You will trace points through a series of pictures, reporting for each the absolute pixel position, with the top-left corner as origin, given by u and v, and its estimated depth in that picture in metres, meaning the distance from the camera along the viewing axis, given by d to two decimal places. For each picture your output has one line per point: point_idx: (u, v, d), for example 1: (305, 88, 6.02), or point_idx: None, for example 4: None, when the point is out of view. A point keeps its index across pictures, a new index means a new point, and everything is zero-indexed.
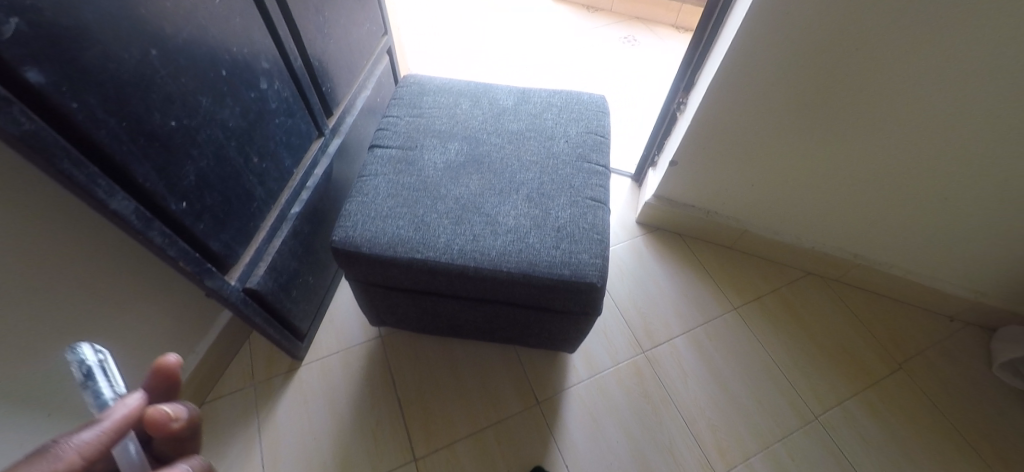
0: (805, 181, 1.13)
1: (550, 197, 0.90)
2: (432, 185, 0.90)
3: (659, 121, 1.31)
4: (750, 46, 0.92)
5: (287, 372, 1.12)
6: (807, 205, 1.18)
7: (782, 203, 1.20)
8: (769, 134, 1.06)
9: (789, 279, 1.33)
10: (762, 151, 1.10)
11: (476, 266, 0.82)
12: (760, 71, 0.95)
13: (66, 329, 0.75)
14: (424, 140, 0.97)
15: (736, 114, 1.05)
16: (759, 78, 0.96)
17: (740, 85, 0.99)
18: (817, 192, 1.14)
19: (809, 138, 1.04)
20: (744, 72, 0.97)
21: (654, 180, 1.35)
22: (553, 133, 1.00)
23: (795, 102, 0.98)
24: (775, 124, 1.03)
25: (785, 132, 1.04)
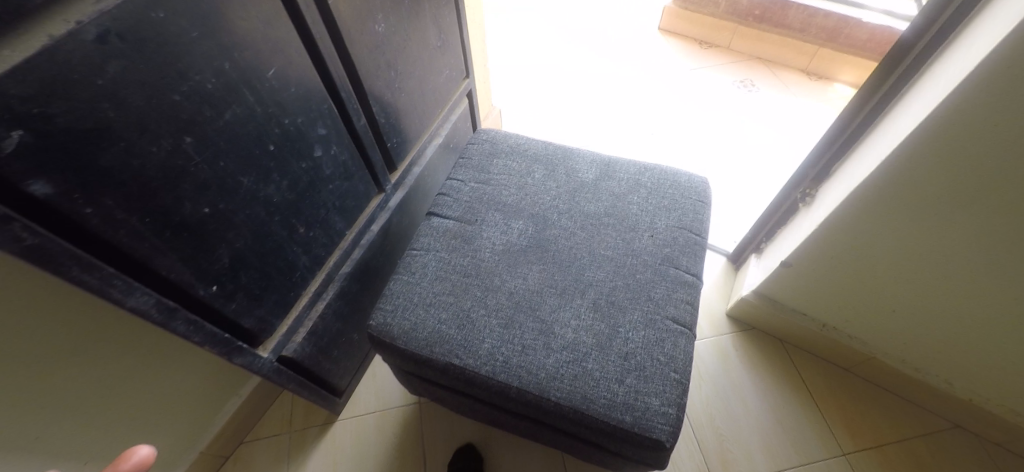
0: (971, 320, 0.86)
1: (622, 310, 0.75)
2: (485, 272, 0.79)
3: (770, 208, 1.09)
4: (919, 158, 0.70)
5: (323, 425, 1.07)
6: (965, 345, 0.91)
7: (930, 336, 0.93)
8: (925, 257, 0.81)
9: (922, 428, 1.06)
10: (911, 274, 0.85)
11: (520, 386, 0.69)
12: (928, 183, 0.72)
13: (106, 383, 0.74)
14: (486, 213, 0.86)
15: (880, 229, 0.82)
16: (928, 190, 0.73)
17: (897, 193, 0.76)
18: (986, 336, 0.87)
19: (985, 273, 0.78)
20: (902, 183, 0.74)
21: (754, 274, 1.13)
22: (637, 222, 0.84)
23: (972, 230, 0.74)
24: (933, 248, 0.79)
25: (948, 260, 0.80)
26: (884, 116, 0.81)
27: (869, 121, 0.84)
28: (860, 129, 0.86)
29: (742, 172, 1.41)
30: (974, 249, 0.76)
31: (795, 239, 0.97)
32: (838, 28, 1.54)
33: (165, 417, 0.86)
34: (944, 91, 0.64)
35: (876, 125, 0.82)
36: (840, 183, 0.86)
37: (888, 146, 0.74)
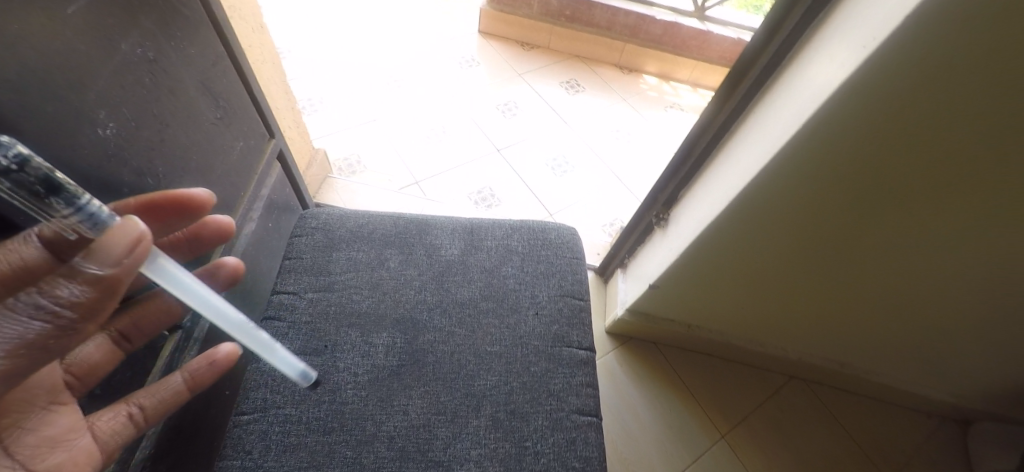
0: (805, 311, 0.97)
1: (526, 419, 0.65)
2: (352, 421, 0.62)
3: (631, 225, 1.11)
4: (760, 198, 0.72)
5: None
6: (803, 327, 1.03)
7: (776, 324, 1.05)
8: (769, 272, 0.88)
9: (772, 390, 1.20)
10: (758, 284, 0.92)
11: None
12: (767, 219, 0.76)
13: None
14: (338, 333, 0.68)
15: (731, 253, 0.86)
16: (769, 224, 0.77)
17: (743, 227, 0.79)
18: (815, 318, 0.99)
19: (821, 277, 0.86)
20: (747, 220, 0.77)
21: (622, 291, 1.16)
22: (518, 302, 0.75)
23: (805, 247, 0.80)
24: (772, 263, 0.86)
25: (787, 270, 0.87)
26: (720, 150, 0.83)
27: (707, 151, 0.86)
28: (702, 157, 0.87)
29: (589, 178, 1.44)
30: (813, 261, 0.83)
31: (657, 263, 0.99)
32: (639, 25, 1.72)
33: None
34: (774, 144, 0.65)
35: (715, 156, 0.84)
36: (692, 213, 0.88)
37: (730, 187, 0.75)
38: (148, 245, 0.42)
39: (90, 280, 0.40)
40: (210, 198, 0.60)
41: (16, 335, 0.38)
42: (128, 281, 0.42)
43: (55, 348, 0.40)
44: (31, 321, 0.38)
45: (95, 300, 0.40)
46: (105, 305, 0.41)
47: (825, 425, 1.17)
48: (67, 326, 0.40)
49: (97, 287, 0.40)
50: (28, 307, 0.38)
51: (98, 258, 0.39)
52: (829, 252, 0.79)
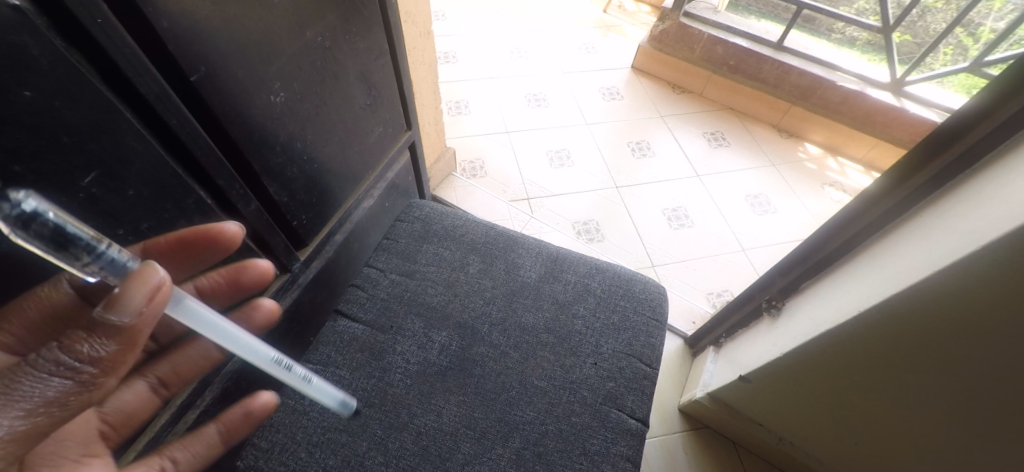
0: None
1: (549, 468, 0.63)
2: (391, 404, 0.65)
3: (735, 303, 1.00)
4: (906, 318, 0.60)
5: None
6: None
7: None
8: (894, 411, 0.72)
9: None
10: (876, 420, 0.76)
11: None
12: (909, 346, 0.63)
13: None
14: (405, 318, 0.72)
15: (845, 369, 0.73)
16: (911, 353, 0.63)
17: (875, 345, 0.66)
18: None
19: (958, 438, 0.68)
20: (878, 336, 0.65)
21: (709, 372, 1.04)
22: (580, 345, 0.72)
23: (941, 393, 0.64)
24: (896, 399, 0.71)
25: (914, 415, 0.71)
26: (864, 250, 0.70)
27: (846, 247, 0.74)
28: (839, 253, 0.75)
29: (705, 238, 1.34)
30: (951, 414, 0.66)
31: (757, 354, 0.88)
32: (812, 88, 1.55)
33: None
34: (939, 262, 0.54)
35: (855, 256, 0.72)
36: (812, 312, 0.76)
37: (868, 295, 0.64)
38: (167, 293, 0.40)
39: (110, 334, 0.39)
40: (240, 232, 0.57)
41: (35, 393, 0.37)
42: (148, 330, 0.40)
43: (75, 402, 0.40)
44: (51, 380, 0.38)
45: (117, 354, 0.39)
46: (125, 359, 0.40)
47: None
48: (88, 381, 0.39)
49: (118, 342, 0.39)
50: (48, 365, 0.38)
51: (119, 309, 0.38)
52: (985, 415, 0.62)
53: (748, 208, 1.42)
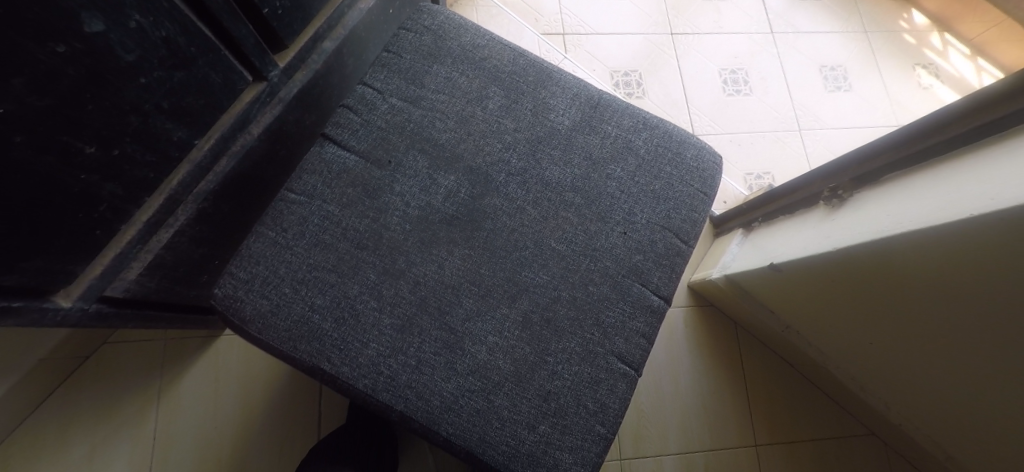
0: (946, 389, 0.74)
1: (557, 334, 0.57)
2: (386, 248, 0.57)
3: (790, 188, 0.87)
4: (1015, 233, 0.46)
5: (204, 338, 0.92)
6: (912, 393, 0.83)
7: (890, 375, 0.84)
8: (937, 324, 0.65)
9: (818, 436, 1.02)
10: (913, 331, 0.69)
11: (407, 413, 0.54)
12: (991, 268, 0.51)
13: None
14: (406, 154, 0.60)
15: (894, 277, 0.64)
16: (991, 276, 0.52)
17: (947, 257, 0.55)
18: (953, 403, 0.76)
19: (974, 371, 0.65)
20: (954, 255, 0.54)
21: (732, 256, 0.96)
22: (610, 209, 0.61)
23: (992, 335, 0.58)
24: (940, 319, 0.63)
25: (944, 342, 0.66)
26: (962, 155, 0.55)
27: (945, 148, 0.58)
28: (931, 151, 0.60)
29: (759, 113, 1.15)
30: (989, 356, 0.61)
31: (799, 243, 0.77)
32: None
33: None
34: None
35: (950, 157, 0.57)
36: (883, 209, 0.63)
37: (949, 210, 0.52)
38: None
39: None
40: None
41: None
42: None
43: None
44: None
45: None
46: None
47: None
48: None
49: None
50: None
51: None
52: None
53: (817, 85, 1.20)
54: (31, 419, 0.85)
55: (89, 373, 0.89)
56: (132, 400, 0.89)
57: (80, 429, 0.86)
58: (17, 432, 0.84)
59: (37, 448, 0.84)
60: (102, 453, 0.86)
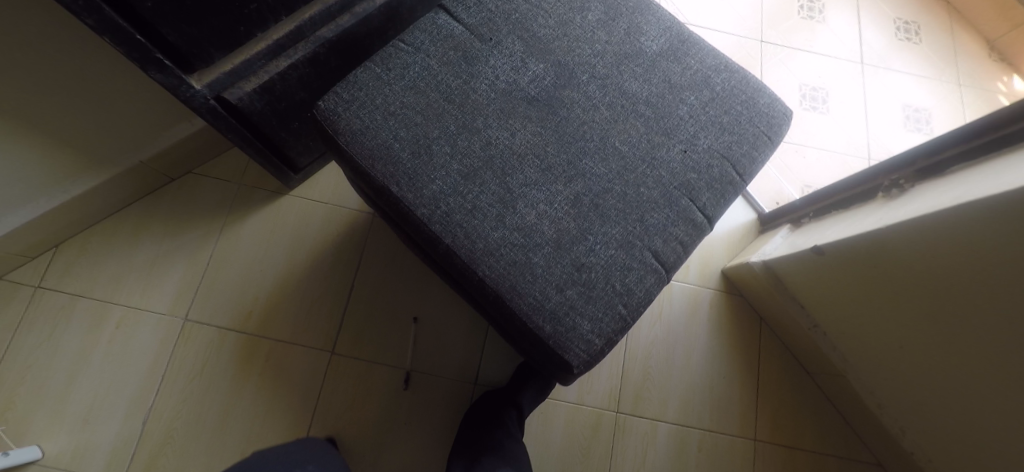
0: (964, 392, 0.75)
1: (602, 219, 0.61)
2: (469, 107, 0.63)
3: (848, 182, 0.88)
4: None
5: (272, 193, 1.05)
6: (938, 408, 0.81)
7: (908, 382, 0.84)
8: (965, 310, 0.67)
9: (821, 447, 1.01)
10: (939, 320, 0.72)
11: (450, 246, 0.59)
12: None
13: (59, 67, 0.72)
14: (507, 36, 0.67)
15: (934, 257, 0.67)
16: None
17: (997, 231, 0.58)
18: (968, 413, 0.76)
19: (1019, 376, 0.64)
20: (1002, 229, 0.57)
21: (777, 244, 0.98)
22: (676, 128, 0.65)
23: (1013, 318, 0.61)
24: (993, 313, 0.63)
25: (983, 337, 0.66)
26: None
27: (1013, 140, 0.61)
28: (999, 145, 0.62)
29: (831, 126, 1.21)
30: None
31: (851, 228, 0.80)
32: None
33: (101, 127, 0.84)
34: None
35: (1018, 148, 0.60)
36: (943, 193, 0.66)
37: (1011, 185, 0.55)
38: None
39: None
40: None
41: None
42: None
43: None
44: None
45: None
46: None
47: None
48: None
49: None
50: None
51: None
52: None
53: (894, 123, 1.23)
54: (122, 215, 1.02)
55: (173, 193, 1.04)
56: (199, 226, 1.03)
57: (152, 237, 1.01)
58: (109, 220, 1.02)
59: (118, 239, 1.01)
60: (165, 262, 1.01)
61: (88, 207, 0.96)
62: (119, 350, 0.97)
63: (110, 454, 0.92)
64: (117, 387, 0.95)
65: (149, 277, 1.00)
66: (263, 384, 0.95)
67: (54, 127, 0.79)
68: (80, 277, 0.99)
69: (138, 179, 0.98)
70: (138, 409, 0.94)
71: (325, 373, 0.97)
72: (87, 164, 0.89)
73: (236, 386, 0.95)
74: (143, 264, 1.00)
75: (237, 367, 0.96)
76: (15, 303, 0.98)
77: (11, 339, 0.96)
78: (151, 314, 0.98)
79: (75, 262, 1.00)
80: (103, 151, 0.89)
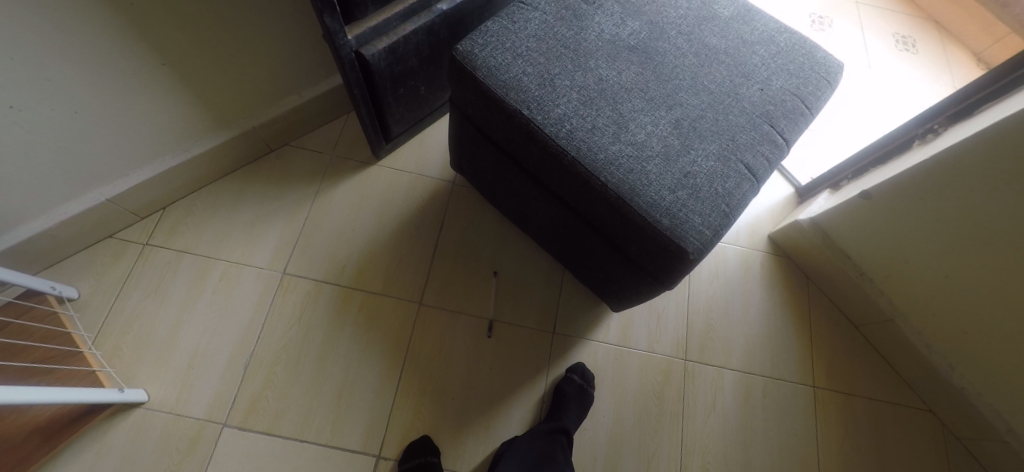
0: (1002, 311, 0.85)
1: (700, 138, 0.72)
2: (582, 51, 0.76)
3: (881, 142, 1.01)
4: None
5: (361, 164, 1.17)
6: (981, 333, 0.90)
7: (947, 313, 0.94)
8: (998, 224, 0.79)
9: (876, 396, 1.07)
10: (977, 241, 0.83)
11: (575, 158, 0.70)
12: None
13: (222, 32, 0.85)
14: (607, 1, 0.81)
15: (968, 181, 0.80)
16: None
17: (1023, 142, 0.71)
18: (1008, 330, 0.86)
19: None
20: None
21: (821, 204, 1.10)
22: (753, 72, 0.78)
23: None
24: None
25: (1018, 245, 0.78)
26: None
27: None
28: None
29: (829, 118, 1.34)
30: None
31: (894, 171, 0.92)
32: None
33: (234, 91, 0.97)
34: None
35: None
36: (978, 121, 0.79)
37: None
38: None
39: None
40: None
41: None
42: None
43: None
44: None
45: None
46: None
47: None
48: None
49: None
50: None
51: None
52: None
53: (888, 121, 1.34)
54: (224, 181, 1.12)
55: (271, 163, 1.14)
56: (295, 192, 1.13)
57: (251, 200, 1.11)
58: (212, 185, 1.11)
59: (221, 202, 1.10)
60: (264, 223, 1.10)
61: (201, 170, 1.06)
62: (222, 300, 1.03)
63: (214, 398, 0.96)
64: (219, 335, 1.00)
65: (250, 235, 1.08)
66: (357, 331, 1.02)
67: (203, 85, 0.92)
68: (185, 235, 1.07)
69: (246, 147, 1.10)
70: (239, 355, 0.99)
71: (415, 321, 1.04)
72: (213, 126, 1.01)
73: (332, 333, 1.02)
74: (244, 224, 1.09)
75: (333, 315, 1.03)
76: (121, 258, 1.04)
77: (119, 292, 1.01)
78: (252, 269, 1.06)
79: (181, 222, 1.08)
80: (226, 115, 1.01)
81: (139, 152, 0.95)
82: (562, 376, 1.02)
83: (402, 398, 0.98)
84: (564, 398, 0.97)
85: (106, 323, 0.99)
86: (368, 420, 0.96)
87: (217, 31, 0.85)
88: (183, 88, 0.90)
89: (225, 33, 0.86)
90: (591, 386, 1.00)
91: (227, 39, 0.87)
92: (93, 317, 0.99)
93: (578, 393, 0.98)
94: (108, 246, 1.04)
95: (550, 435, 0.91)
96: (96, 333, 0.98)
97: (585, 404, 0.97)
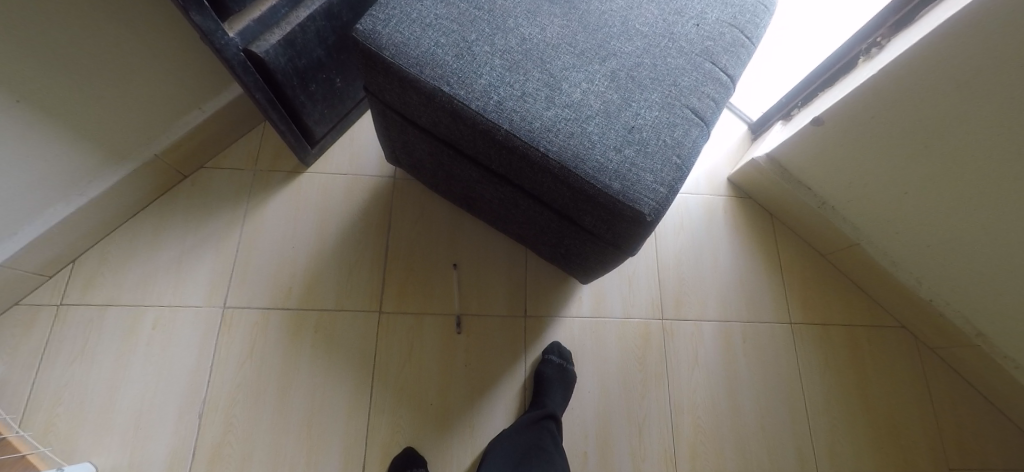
0: (959, 218, 0.85)
1: (640, 87, 0.66)
2: (499, 11, 0.68)
3: (827, 64, 0.97)
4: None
5: (290, 173, 1.07)
6: (942, 244, 0.90)
7: (909, 229, 0.93)
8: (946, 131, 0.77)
9: (851, 321, 1.07)
10: (929, 152, 0.81)
11: (508, 131, 0.63)
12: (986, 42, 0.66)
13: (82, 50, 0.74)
14: None
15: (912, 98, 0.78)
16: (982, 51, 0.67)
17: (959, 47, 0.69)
18: (966, 237, 0.86)
19: (998, 176, 0.75)
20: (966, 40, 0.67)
21: (775, 138, 1.07)
22: (686, 8, 0.72)
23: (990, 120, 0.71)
24: (976, 125, 0.73)
25: (966, 150, 0.77)
26: None
27: None
28: None
29: None
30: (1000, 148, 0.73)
31: (842, 92, 0.89)
32: None
33: (119, 117, 0.86)
34: None
35: None
36: (919, 28, 0.75)
37: None
38: None
39: None
40: None
41: None
42: None
43: None
44: None
45: None
46: None
47: (914, 401, 1.02)
48: None
49: None
50: None
51: None
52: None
53: None
54: (138, 218, 1.00)
55: (187, 190, 1.03)
56: (221, 217, 1.02)
57: (173, 234, 1.00)
58: (125, 226, 1.00)
59: (139, 243, 0.99)
60: (192, 256, 0.99)
61: (106, 211, 0.95)
62: (160, 351, 0.93)
63: (169, 457, 0.87)
64: (164, 389, 0.91)
65: (179, 273, 0.98)
66: (315, 355, 0.95)
67: (77, 117, 0.80)
68: (104, 287, 0.96)
69: (155, 177, 0.98)
70: (190, 405, 0.90)
71: (377, 331, 0.97)
72: (106, 160, 0.90)
73: (289, 363, 0.94)
74: (169, 262, 0.98)
75: (286, 343, 0.95)
76: (35, 326, 0.92)
77: (39, 365, 0.90)
78: (187, 309, 0.96)
79: (97, 273, 0.96)
80: (119, 144, 0.89)
81: (23, 207, 0.83)
82: (540, 360, 0.97)
83: (376, 416, 0.92)
84: (546, 381, 0.92)
85: (30, 402, 0.88)
86: (343, 446, 0.90)
87: (74, 49, 0.73)
88: (55, 125, 0.78)
89: (86, 51, 0.75)
90: (571, 363, 0.96)
91: (89, 56, 0.75)
92: (14, 396, 0.88)
93: (559, 373, 0.94)
94: (16, 315, 0.92)
95: (539, 423, 0.87)
96: (21, 414, 0.87)
97: (568, 382, 0.93)
